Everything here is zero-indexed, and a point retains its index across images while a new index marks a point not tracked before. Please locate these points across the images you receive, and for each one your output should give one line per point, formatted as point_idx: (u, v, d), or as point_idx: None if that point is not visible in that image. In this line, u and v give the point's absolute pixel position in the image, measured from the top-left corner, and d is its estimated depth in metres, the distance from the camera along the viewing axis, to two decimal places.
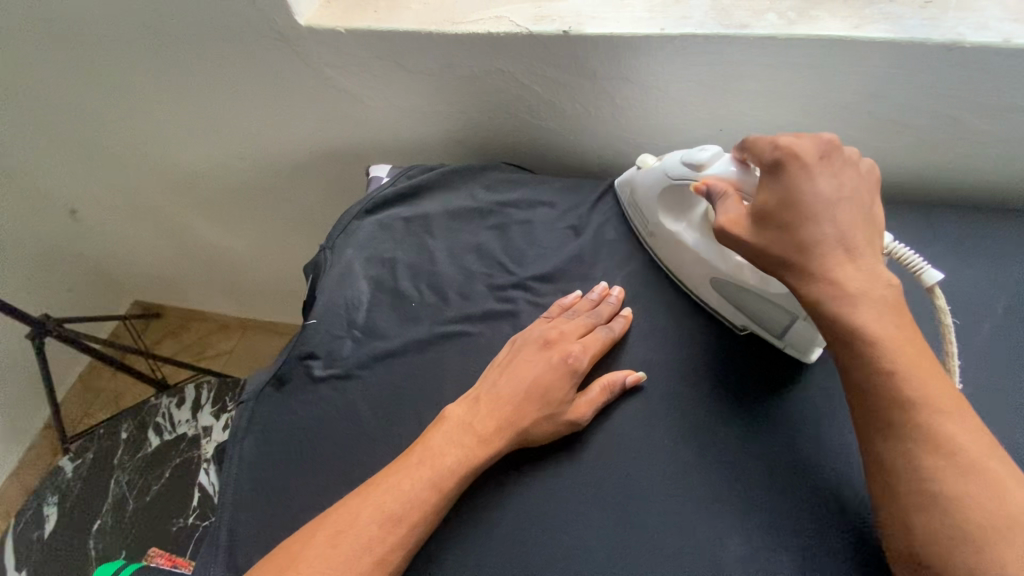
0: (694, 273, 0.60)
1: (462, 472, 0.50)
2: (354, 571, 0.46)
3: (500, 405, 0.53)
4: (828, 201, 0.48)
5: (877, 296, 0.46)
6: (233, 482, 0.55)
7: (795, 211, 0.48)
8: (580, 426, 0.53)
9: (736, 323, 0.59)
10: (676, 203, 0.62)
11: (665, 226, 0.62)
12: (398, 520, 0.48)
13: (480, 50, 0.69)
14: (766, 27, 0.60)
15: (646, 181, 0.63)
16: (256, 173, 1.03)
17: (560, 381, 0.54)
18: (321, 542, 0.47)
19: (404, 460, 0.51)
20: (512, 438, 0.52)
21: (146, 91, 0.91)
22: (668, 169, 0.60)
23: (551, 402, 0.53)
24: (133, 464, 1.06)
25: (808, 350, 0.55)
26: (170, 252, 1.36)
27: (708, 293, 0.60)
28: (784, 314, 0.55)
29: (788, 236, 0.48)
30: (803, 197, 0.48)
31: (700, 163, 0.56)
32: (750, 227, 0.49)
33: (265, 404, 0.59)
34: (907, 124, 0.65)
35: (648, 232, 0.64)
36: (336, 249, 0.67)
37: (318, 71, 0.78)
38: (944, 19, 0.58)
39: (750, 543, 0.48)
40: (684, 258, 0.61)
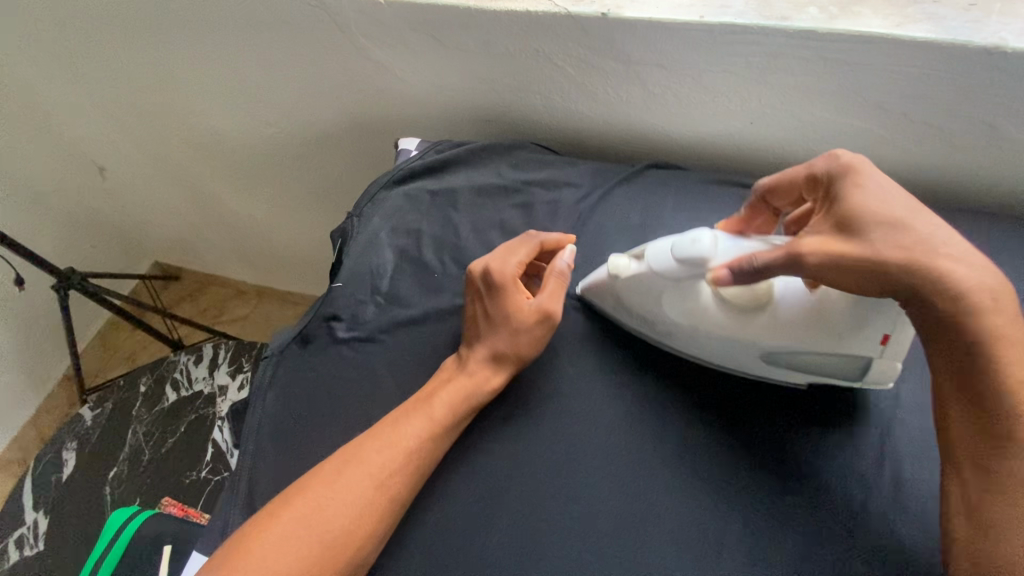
0: (737, 352, 0.55)
1: (453, 405, 0.54)
2: (355, 494, 0.49)
3: (474, 346, 0.57)
4: (910, 202, 0.47)
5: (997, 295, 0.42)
6: (254, 432, 0.57)
7: (892, 211, 0.46)
8: (554, 318, 0.57)
9: (798, 382, 0.55)
10: (682, 299, 0.55)
11: (686, 321, 0.55)
12: (402, 456, 0.51)
13: (517, 28, 0.69)
14: (808, 20, 0.60)
15: (635, 283, 0.56)
16: (283, 140, 1.04)
17: (497, 300, 0.57)
18: (327, 470, 0.50)
19: (404, 402, 0.55)
20: (494, 362, 0.56)
21: (183, 53, 0.92)
22: (662, 271, 0.54)
23: (509, 320, 0.56)
24: (151, 416, 1.10)
25: (885, 379, 0.52)
26: (192, 215, 1.38)
27: (759, 367, 0.55)
28: (854, 359, 0.51)
29: (900, 238, 0.44)
30: (889, 197, 0.47)
31: (705, 255, 0.51)
32: (853, 237, 0.46)
33: (290, 361, 0.60)
34: (939, 128, 0.64)
35: (660, 330, 0.58)
36: (362, 216, 0.69)
37: (353, 40, 0.79)
38: (987, 22, 0.58)
39: (751, 526, 0.49)
40: (718, 346, 0.55)
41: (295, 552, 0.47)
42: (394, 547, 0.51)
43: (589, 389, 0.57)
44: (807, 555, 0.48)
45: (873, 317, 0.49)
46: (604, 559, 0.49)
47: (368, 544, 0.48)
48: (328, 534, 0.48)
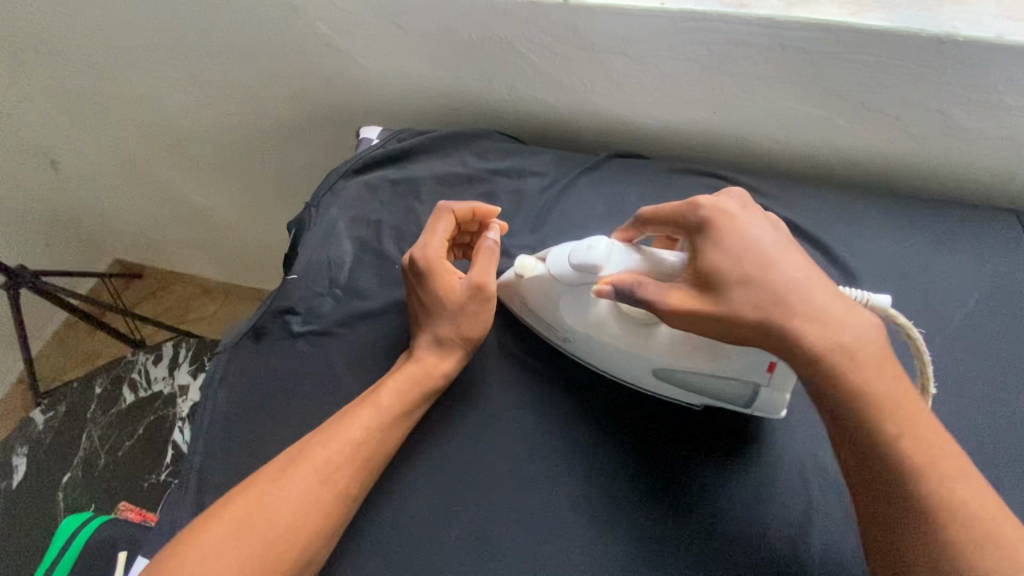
0: (630, 366, 0.53)
1: (403, 395, 0.53)
2: (299, 488, 0.47)
3: (417, 335, 0.56)
4: (771, 246, 0.46)
5: (862, 341, 0.43)
6: (204, 431, 0.55)
7: (749, 266, 0.45)
8: (489, 290, 0.56)
9: (693, 403, 0.54)
10: (579, 308, 0.54)
11: (583, 328, 0.54)
12: (353, 453, 0.49)
13: (478, 14, 0.68)
14: (766, 8, 0.60)
15: (538, 288, 0.55)
16: (242, 131, 1.01)
17: (428, 285, 0.56)
18: (271, 469, 0.49)
19: (354, 398, 0.53)
20: (437, 347, 0.55)
21: (134, 40, 0.89)
22: (561, 278, 0.53)
23: (447, 306, 0.55)
24: (107, 419, 1.05)
25: (776, 410, 0.51)
26: (152, 211, 1.33)
27: (653, 384, 0.54)
28: (743, 386, 0.50)
29: (756, 295, 0.44)
30: (750, 246, 0.46)
31: (595, 264, 0.50)
32: (709, 298, 0.45)
33: (242, 356, 0.58)
34: (895, 116, 0.65)
35: (562, 336, 0.56)
36: (321, 206, 0.67)
37: (311, 26, 0.77)
38: (939, 11, 0.58)
39: (711, 511, 0.50)
40: (612, 360, 0.54)
41: (236, 553, 0.44)
42: (352, 543, 0.50)
43: (552, 379, 0.57)
44: (767, 539, 0.48)
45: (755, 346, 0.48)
46: (564, 549, 0.49)
47: (315, 542, 0.46)
48: (271, 533, 0.45)
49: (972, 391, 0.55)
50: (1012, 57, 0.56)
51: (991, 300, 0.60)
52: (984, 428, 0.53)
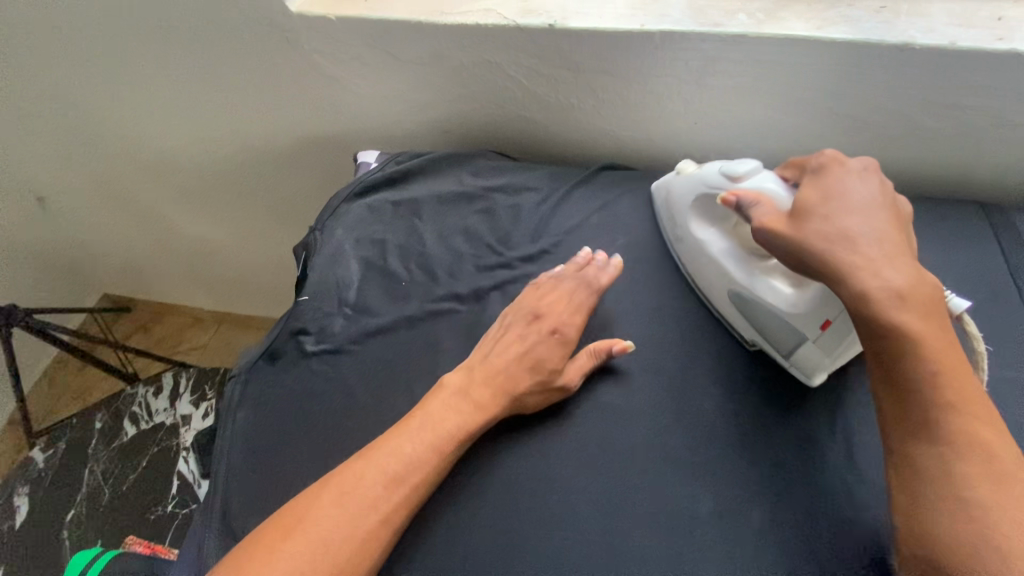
0: (711, 278, 0.63)
1: (462, 434, 0.53)
2: (360, 528, 0.48)
3: (493, 378, 0.56)
4: (860, 200, 0.51)
5: (917, 289, 0.46)
6: (225, 453, 0.56)
7: (833, 205, 0.51)
8: (569, 390, 0.57)
9: (746, 338, 0.61)
10: (707, 213, 0.64)
11: (693, 231, 0.64)
12: (401, 484, 0.50)
13: (468, 41, 0.72)
14: (738, 25, 0.65)
15: (685, 188, 0.65)
16: (237, 161, 1.03)
17: (542, 337, 0.59)
18: (327, 504, 0.48)
19: (403, 426, 0.53)
20: (507, 404, 0.55)
21: (129, 77, 0.91)
22: (706, 181, 0.62)
23: (543, 370, 0.57)
24: (109, 453, 1.05)
25: (812, 373, 0.57)
26: (144, 243, 1.34)
27: (722, 303, 0.62)
28: (794, 333, 0.56)
29: (829, 228, 0.50)
30: (841, 195, 0.52)
31: (738, 175, 0.59)
32: (788, 224, 0.51)
33: (257, 378, 0.60)
34: (863, 120, 0.70)
35: (676, 236, 0.67)
36: (325, 230, 0.69)
37: (306, 58, 0.80)
38: (896, 22, 0.63)
39: (720, 498, 0.52)
40: (703, 268, 0.63)
41: None
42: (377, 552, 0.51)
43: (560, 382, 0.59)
44: (775, 521, 0.51)
45: (821, 302, 0.54)
46: (584, 543, 0.50)
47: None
48: (332, 567, 0.46)
49: None
50: (964, 61, 0.61)
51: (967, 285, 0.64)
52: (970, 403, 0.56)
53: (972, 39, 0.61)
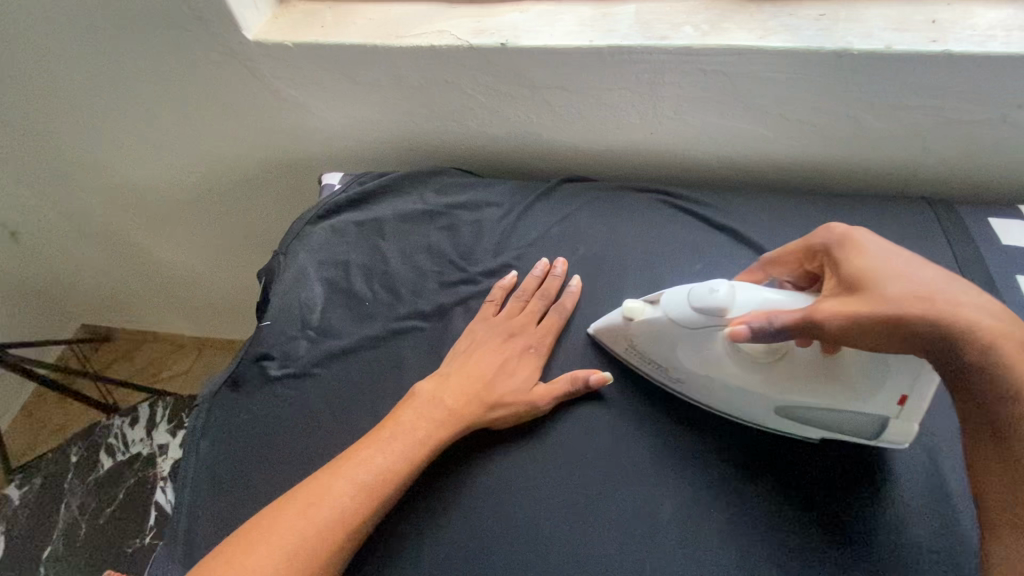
0: (757, 406, 0.54)
1: (431, 442, 0.54)
2: (326, 539, 0.48)
3: (466, 392, 0.57)
4: (913, 257, 0.47)
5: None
6: (189, 482, 0.56)
7: (895, 267, 0.46)
8: (540, 408, 0.57)
9: (813, 439, 0.54)
10: (696, 347, 0.55)
11: (700, 367, 0.55)
12: (374, 492, 0.51)
13: (424, 62, 0.73)
14: (684, 38, 0.66)
15: (652, 329, 0.56)
16: (206, 187, 1.03)
17: (518, 352, 0.61)
18: (293, 514, 0.49)
19: (375, 435, 0.54)
20: (478, 416, 0.56)
21: (93, 110, 0.91)
22: (680, 322, 0.54)
23: (515, 382, 0.58)
24: (85, 487, 1.03)
25: (905, 441, 0.52)
26: (118, 273, 1.33)
27: (780, 422, 0.54)
28: (872, 420, 0.51)
29: (908, 296, 0.44)
30: (880, 257, 0.47)
31: (721, 306, 0.52)
32: (864, 300, 0.45)
33: (220, 405, 0.60)
34: (812, 124, 0.72)
35: (676, 377, 0.57)
36: (289, 253, 0.70)
37: (267, 84, 0.81)
38: (835, 29, 0.65)
39: (682, 502, 0.52)
40: (732, 398, 0.55)
41: None
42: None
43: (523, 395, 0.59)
44: (736, 522, 0.51)
45: (892, 378, 0.48)
46: (547, 555, 0.50)
47: None
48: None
49: None
50: (902, 64, 0.63)
51: None
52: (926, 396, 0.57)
53: (908, 42, 0.63)
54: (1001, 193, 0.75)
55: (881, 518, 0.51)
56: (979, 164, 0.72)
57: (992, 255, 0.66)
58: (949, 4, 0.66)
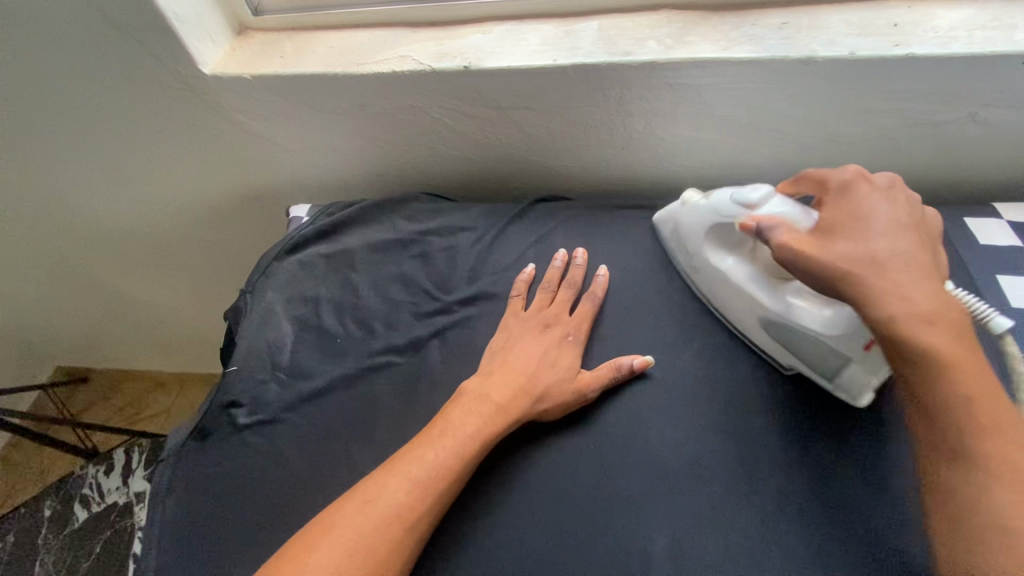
0: (741, 310, 0.59)
1: (482, 439, 0.52)
2: (386, 537, 0.46)
3: (507, 386, 0.55)
4: (889, 222, 0.50)
5: (950, 315, 0.45)
6: (156, 542, 0.53)
7: (863, 227, 0.50)
8: (588, 396, 0.56)
9: (782, 364, 0.57)
10: (725, 241, 0.61)
11: (713, 262, 0.61)
12: (429, 488, 0.49)
13: (387, 89, 0.71)
14: (648, 53, 0.65)
15: (694, 216, 0.62)
16: (174, 223, 1.01)
17: (556, 342, 0.60)
18: (351, 512, 0.47)
19: (426, 433, 0.52)
20: (527, 408, 0.54)
21: (49, 153, 0.88)
22: (718, 209, 0.59)
23: (558, 374, 0.57)
24: (59, 542, 0.99)
25: (860, 395, 0.53)
26: (90, 314, 1.29)
27: (754, 332, 0.58)
28: (832, 353, 0.53)
29: (855, 248, 0.48)
30: (867, 216, 0.50)
31: (752, 203, 0.56)
32: (817, 244, 0.49)
33: (187, 459, 0.57)
34: (782, 132, 0.71)
35: (693, 266, 0.63)
36: (256, 293, 0.67)
37: (229, 117, 0.79)
38: (799, 37, 0.65)
39: (673, 532, 0.49)
40: (727, 298, 0.60)
41: None
42: None
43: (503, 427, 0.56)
44: (729, 552, 0.48)
45: None
46: None
47: None
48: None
49: None
50: (868, 68, 0.63)
51: None
52: None
53: (873, 46, 0.62)
54: (971, 190, 0.76)
55: (885, 538, 0.48)
56: (948, 163, 0.72)
57: (968, 254, 0.65)
58: (909, 7, 0.66)
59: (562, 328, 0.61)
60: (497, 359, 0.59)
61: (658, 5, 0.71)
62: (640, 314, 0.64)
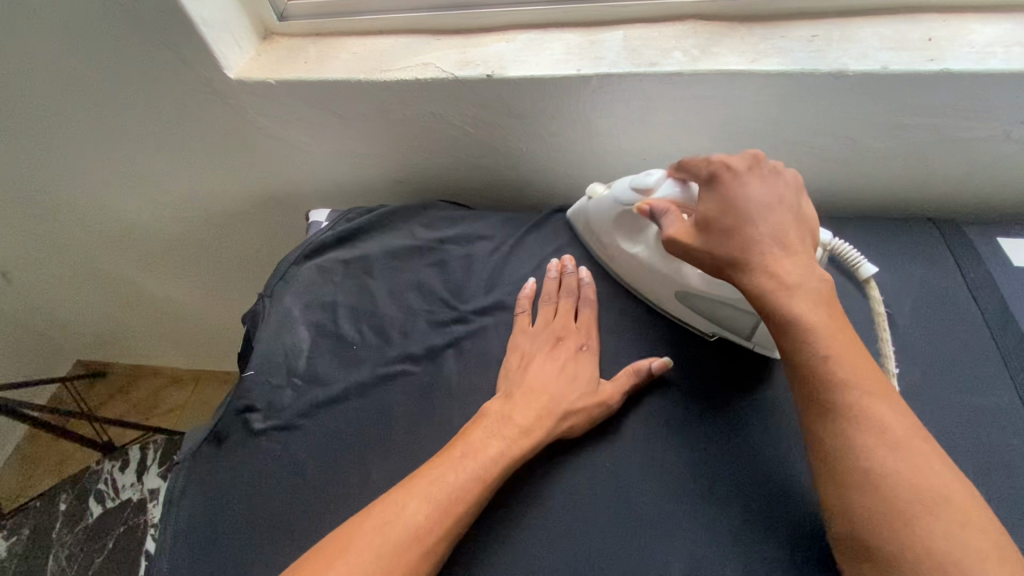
0: (659, 289, 0.62)
1: (505, 462, 0.51)
2: (405, 559, 0.46)
3: (528, 406, 0.55)
4: (756, 202, 0.52)
5: (815, 288, 0.48)
6: (169, 544, 0.53)
7: (732, 215, 0.51)
8: (613, 406, 0.56)
9: (706, 331, 0.61)
10: (629, 228, 0.64)
11: (625, 248, 0.65)
12: (448, 511, 0.48)
13: (409, 96, 0.71)
14: (673, 64, 0.64)
15: (600, 208, 0.66)
16: (195, 223, 1.02)
17: (571, 355, 0.60)
18: (368, 532, 0.47)
19: (446, 454, 0.52)
20: (552, 429, 0.54)
21: (75, 151, 0.89)
22: (618, 198, 0.62)
23: (582, 394, 0.56)
24: (74, 537, 1.01)
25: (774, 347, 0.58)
26: (110, 309, 1.30)
27: (675, 307, 0.62)
28: (743, 313, 0.57)
29: (727, 235, 0.51)
30: (736, 201, 0.52)
31: (648, 187, 0.59)
32: (696, 236, 0.52)
33: (202, 463, 0.57)
34: (809, 145, 0.70)
35: (609, 256, 0.67)
36: (274, 297, 0.67)
37: (252, 121, 0.80)
38: (829, 50, 0.63)
39: (693, 556, 0.48)
40: (646, 280, 0.63)
41: None
42: None
43: None
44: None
45: None
46: None
47: None
48: None
49: (933, 393, 0.56)
50: (900, 83, 0.61)
51: (932, 301, 0.62)
52: (947, 427, 0.53)
53: (906, 61, 0.61)
54: (1004, 209, 0.73)
55: None
56: (981, 181, 0.70)
57: (1002, 276, 0.63)
58: (945, 21, 0.65)
59: (572, 340, 0.61)
60: (515, 377, 0.59)
61: (685, 15, 0.70)
62: (658, 330, 0.63)
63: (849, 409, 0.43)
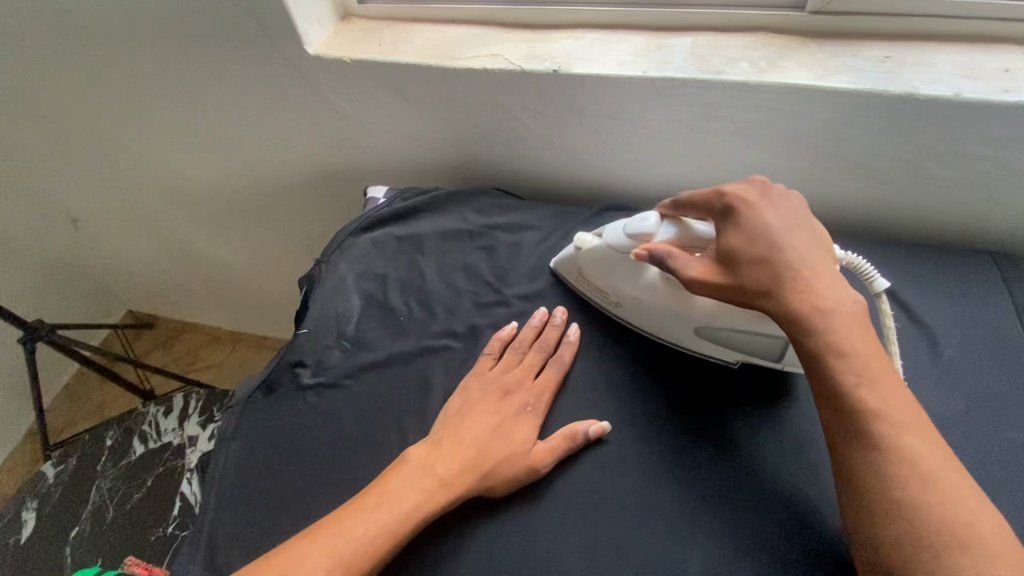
0: (673, 326, 0.60)
1: (421, 514, 0.51)
2: None
3: (455, 458, 0.54)
4: (781, 227, 0.53)
5: (850, 311, 0.49)
6: (217, 482, 0.57)
7: (758, 245, 0.52)
8: (541, 471, 0.53)
9: (729, 360, 0.60)
10: (629, 272, 0.62)
11: (627, 294, 0.62)
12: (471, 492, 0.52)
13: (475, 85, 0.74)
14: (739, 73, 0.65)
15: (591, 258, 0.64)
16: (255, 190, 1.07)
17: (513, 413, 0.58)
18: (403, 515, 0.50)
19: (359, 500, 0.51)
20: (473, 484, 0.53)
21: (155, 112, 0.95)
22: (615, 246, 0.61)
23: (511, 456, 0.54)
24: (116, 471, 1.08)
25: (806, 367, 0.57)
26: (165, 264, 1.38)
27: (697, 343, 0.60)
28: (770, 340, 0.56)
29: (757, 265, 0.51)
30: (758, 232, 0.52)
31: (645, 232, 0.58)
32: (722, 272, 0.52)
33: (252, 410, 0.61)
34: (869, 166, 0.69)
35: (613, 302, 0.64)
36: (329, 263, 0.71)
37: (321, 97, 0.84)
38: (900, 72, 0.63)
39: (711, 555, 0.49)
40: (659, 319, 0.61)
41: None
42: None
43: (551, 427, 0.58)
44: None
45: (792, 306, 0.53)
46: None
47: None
48: None
49: (975, 426, 0.55)
50: (970, 111, 0.60)
51: (984, 335, 0.61)
52: (987, 461, 0.53)
53: (982, 90, 0.60)
54: None
55: None
56: None
57: None
58: None
59: (522, 395, 0.59)
60: (453, 425, 0.57)
61: (755, 27, 0.70)
62: None
63: (877, 436, 0.44)
